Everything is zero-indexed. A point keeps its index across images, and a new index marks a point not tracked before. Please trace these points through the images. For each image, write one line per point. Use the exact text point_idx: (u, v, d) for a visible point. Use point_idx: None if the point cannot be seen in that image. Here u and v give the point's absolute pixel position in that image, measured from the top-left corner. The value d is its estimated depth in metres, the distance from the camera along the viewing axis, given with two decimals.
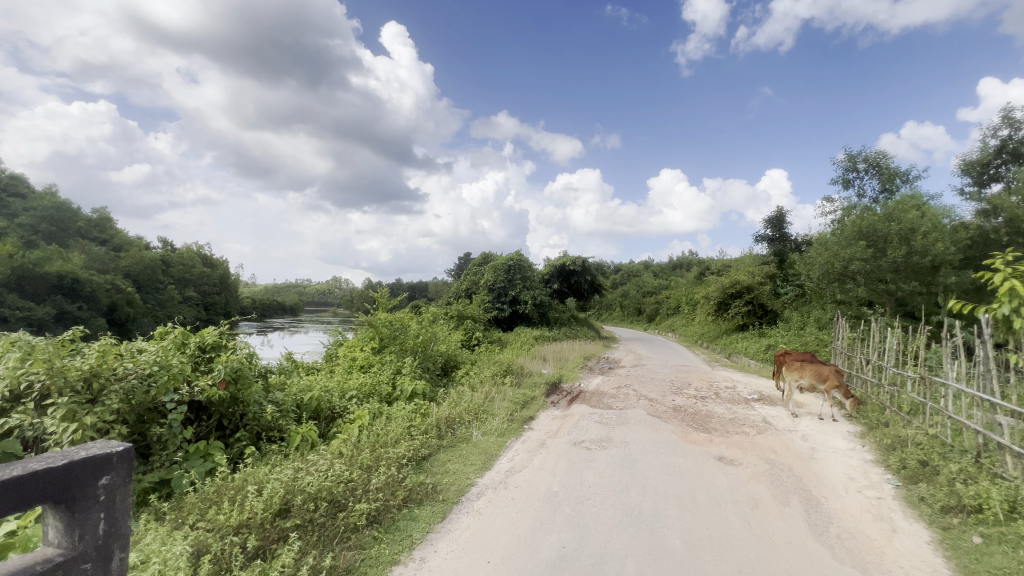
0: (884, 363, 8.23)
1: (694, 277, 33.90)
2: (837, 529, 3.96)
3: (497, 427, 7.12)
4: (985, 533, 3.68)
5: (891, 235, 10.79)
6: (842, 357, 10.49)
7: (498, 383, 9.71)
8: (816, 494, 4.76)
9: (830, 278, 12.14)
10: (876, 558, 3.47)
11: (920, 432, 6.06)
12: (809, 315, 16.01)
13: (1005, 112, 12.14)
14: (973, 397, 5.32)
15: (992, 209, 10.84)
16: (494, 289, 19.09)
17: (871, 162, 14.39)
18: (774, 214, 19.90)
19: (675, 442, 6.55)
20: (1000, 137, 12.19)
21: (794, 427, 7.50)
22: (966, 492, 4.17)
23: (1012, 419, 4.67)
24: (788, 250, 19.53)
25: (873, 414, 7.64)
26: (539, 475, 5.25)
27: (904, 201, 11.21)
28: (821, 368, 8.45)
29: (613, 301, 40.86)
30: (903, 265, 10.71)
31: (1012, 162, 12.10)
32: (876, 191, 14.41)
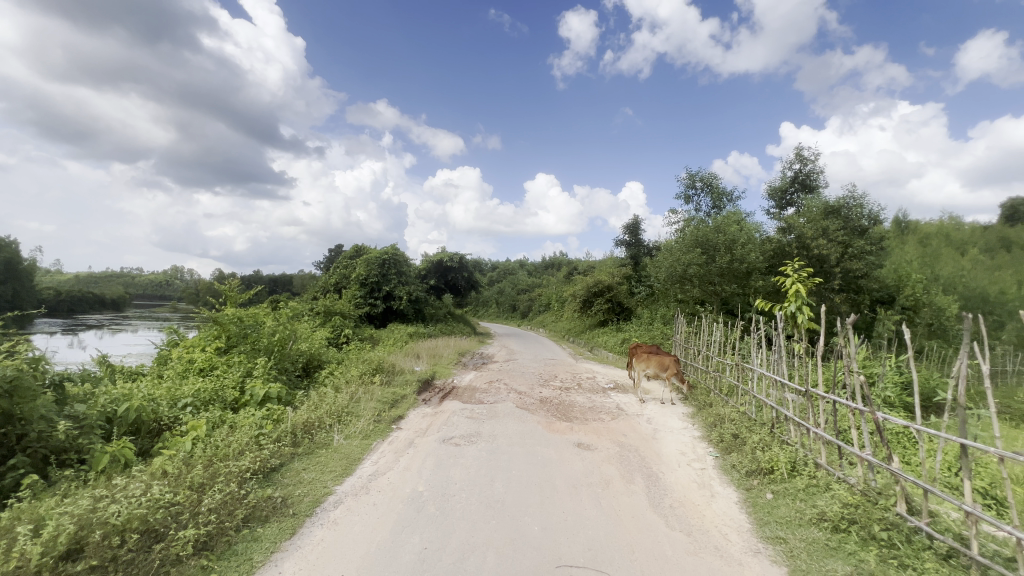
0: (711, 353, 9.67)
1: (563, 277, 36.25)
2: (671, 499, 4.51)
3: (362, 429, 6.73)
4: (775, 490, 4.51)
5: (719, 245, 12.72)
6: (680, 348, 12.08)
7: (366, 383, 9.19)
8: (656, 470, 5.39)
9: (673, 280, 13.88)
10: (698, 521, 4.02)
11: (734, 411, 7.23)
12: (656, 312, 18.18)
13: (798, 150, 15.16)
14: (770, 379, 6.52)
15: (788, 227, 13.45)
16: (366, 283, 18.05)
17: (706, 182, 16.81)
18: (632, 222, 21.93)
19: (539, 432, 6.88)
20: (795, 169, 15.17)
21: (641, 412, 8.43)
22: (763, 457, 5.06)
23: (796, 395, 5.82)
24: (641, 255, 21.67)
25: (701, 397, 8.95)
26: (405, 476, 5.08)
27: (729, 217, 13.30)
28: (663, 358, 9.62)
29: (489, 298, 41.78)
30: (727, 270, 12.72)
31: (802, 191, 15.13)
32: (709, 207, 16.88)
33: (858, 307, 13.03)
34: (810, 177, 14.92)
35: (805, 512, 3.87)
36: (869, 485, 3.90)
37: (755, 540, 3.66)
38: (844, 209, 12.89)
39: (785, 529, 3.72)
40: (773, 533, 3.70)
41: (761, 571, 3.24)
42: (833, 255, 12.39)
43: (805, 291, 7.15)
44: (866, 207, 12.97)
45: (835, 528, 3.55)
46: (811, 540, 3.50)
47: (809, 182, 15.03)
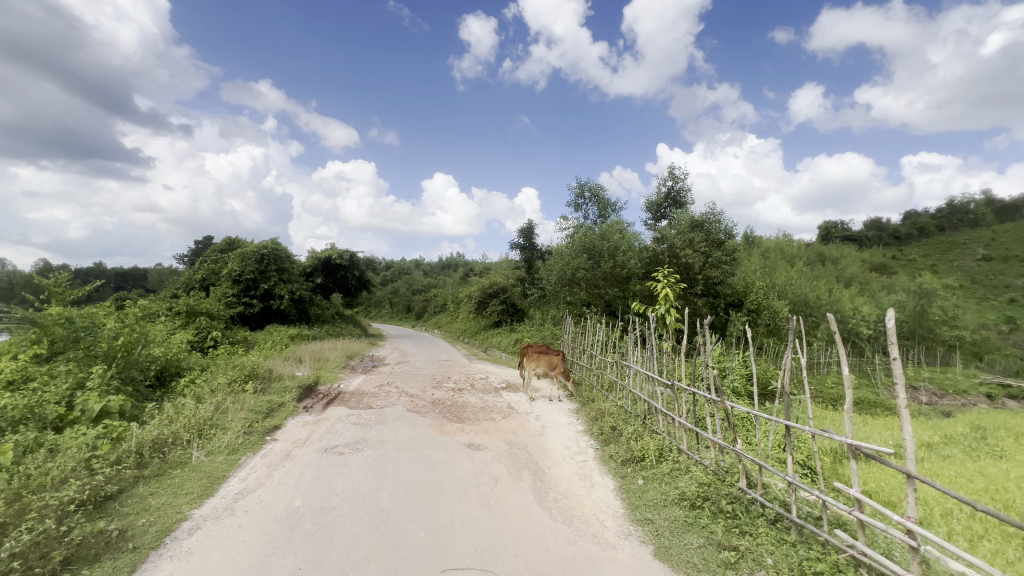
0: (594, 351, 10.36)
1: (459, 278, 36.19)
2: (555, 492, 4.73)
3: (228, 443, 6.00)
4: (645, 476, 4.95)
5: (603, 251, 13.69)
6: (568, 347, 12.75)
7: (235, 391, 8.23)
8: (542, 465, 5.60)
9: (563, 283, 14.63)
10: (579, 510, 4.27)
11: (613, 405, 7.81)
12: (547, 314, 18.99)
13: (671, 169, 16.93)
14: (643, 375, 7.18)
15: (661, 237, 14.93)
16: (239, 280, 16.23)
17: (593, 192, 17.98)
18: (526, 226, 22.65)
19: (430, 435, 6.75)
20: (668, 186, 16.91)
21: (530, 410, 8.72)
22: (636, 446, 5.53)
23: (664, 389, 6.47)
24: (534, 258, 22.44)
25: (585, 393, 9.56)
26: (279, 492, 4.63)
27: (613, 225, 14.39)
28: (552, 358, 10.09)
29: (382, 298, 40.13)
30: (610, 275, 13.77)
31: (673, 206, 16.93)
32: (595, 215, 18.08)
33: (715, 309, 14.96)
34: (680, 194, 16.76)
35: (668, 493, 4.31)
36: (719, 465, 4.48)
37: (627, 524, 3.97)
38: (706, 223, 14.70)
39: (652, 511, 4.09)
40: (643, 516, 4.05)
41: (632, 551, 3.52)
42: (697, 264, 14.04)
43: (672, 294, 8.12)
44: (723, 223, 14.94)
45: (692, 505, 3.99)
46: (673, 518, 3.90)
47: (679, 198, 16.87)
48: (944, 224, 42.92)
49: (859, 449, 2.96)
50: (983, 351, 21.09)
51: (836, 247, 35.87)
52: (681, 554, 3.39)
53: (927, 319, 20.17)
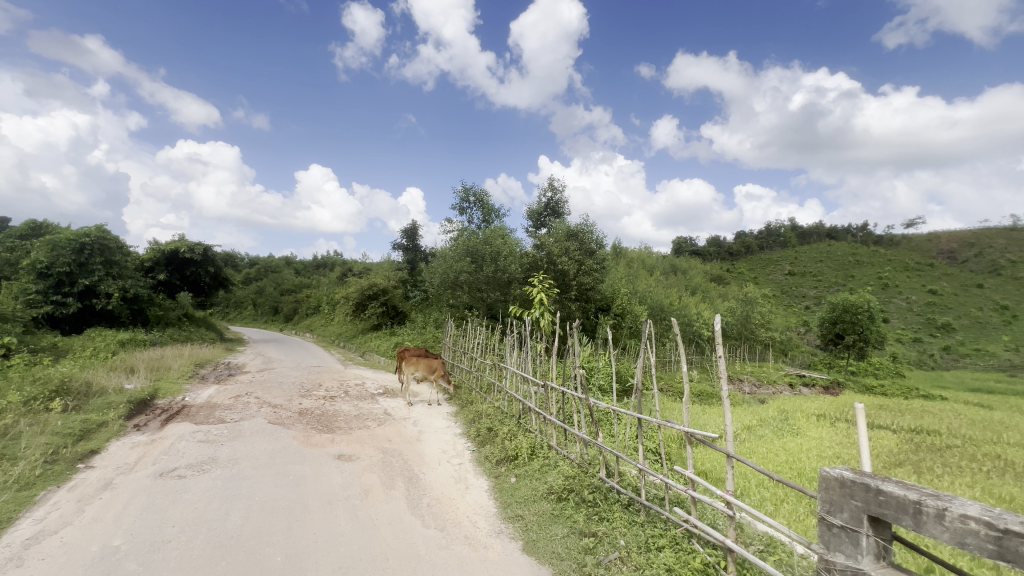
0: (474, 354, 10.48)
1: (335, 278, 33.88)
2: (428, 498, 4.65)
3: (20, 477, 4.83)
4: (517, 473, 5.14)
5: (486, 255, 13.98)
6: (449, 351, 12.71)
7: (35, 411, 6.65)
8: (417, 472, 5.48)
9: (445, 286, 14.57)
10: (452, 514, 4.27)
11: (490, 406, 7.98)
12: (430, 317, 18.73)
13: (551, 181, 17.93)
14: (519, 376, 7.46)
15: (540, 244, 15.68)
16: (48, 274, 13.21)
17: (478, 197, 18.23)
18: (410, 227, 22.07)
19: (294, 448, 6.18)
20: (548, 197, 17.88)
21: (408, 415, 8.49)
22: (510, 446, 5.71)
23: (537, 388, 6.80)
24: (418, 260, 21.96)
25: (464, 396, 9.64)
26: (92, 529, 3.84)
27: (495, 231, 14.75)
28: (432, 361, 10.00)
29: (244, 298, 35.78)
30: (492, 279, 14.09)
31: (552, 215, 17.93)
32: (479, 220, 18.34)
33: (585, 314, 16.18)
34: (558, 204, 17.83)
35: (538, 488, 4.52)
36: (582, 458, 4.84)
37: (499, 522, 4.07)
38: (580, 233, 15.82)
39: (522, 508, 4.24)
40: (513, 513, 4.18)
41: (502, 548, 3.62)
42: (571, 271, 15.06)
43: (545, 298, 8.70)
44: (595, 234, 16.22)
45: (559, 498, 4.23)
46: (541, 512, 4.09)
47: (557, 208, 17.93)
48: (763, 244, 52.04)
49: (692, 435, 3.43)
50: (787, 348, 26.00)
51: (685, 259, 41.24)
52: (547, 546, 3.57)
53: (749, 322, 24.23)
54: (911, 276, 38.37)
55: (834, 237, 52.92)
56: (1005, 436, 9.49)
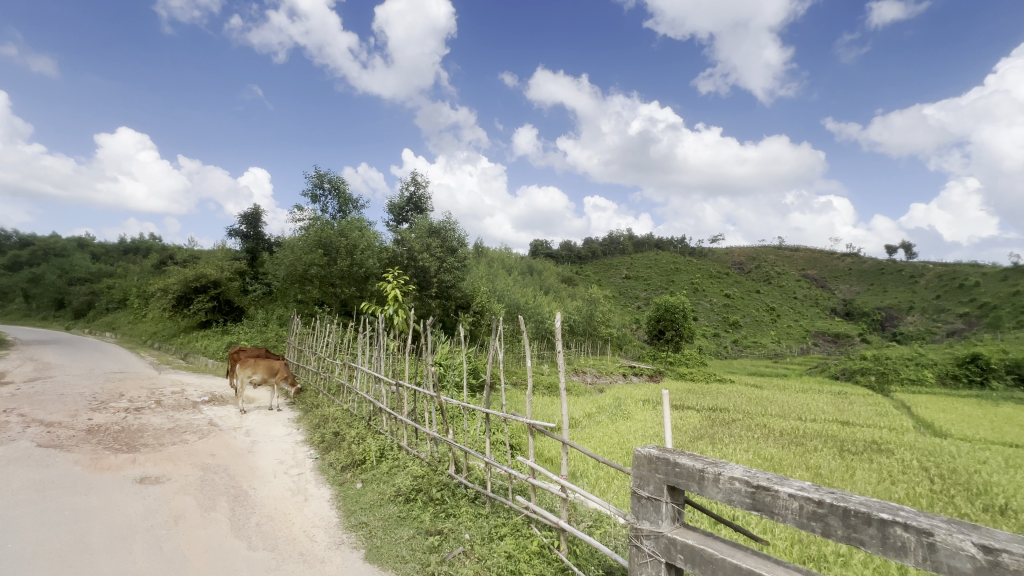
0: (323, 354, 9.70)
1: (150, 267, 28.28)
2: (257, 517, 4.13)
3: None
4: (364, 478, 4.88)
5: (340, 248, 13.07)
6: (294, 351, 11.58)
7: None
8: (246, 488, 4.83)
9: (292, 279, 13.18)
10: (285, 532, 3.86)
11: (338, 409, 7.46)
12: (273, 314, 16.84)
13: (414, 175, 17.53)
14: (370, 375, 7.11)
15: (401, 239, 15.24)
16: None
17: (333, 185, 16.90)
18: (251, 212, 19.51)
19: (75, 476, 4.95)
20: (410, 191, 17.45)
21: (239, 425, 7.46)
22: (357, 450, 5.40)
23: (390, 388, 6.54)
24: (260, 250, 19.50)
25: (309, 399, 8.86)
26: None
27: (352, 223, 13.88)
28: (273, 362, 8.95)
29: (9, 288, 27.72)
30: (347, 273, 13.25)
31: (414, 211, 17.54)
32: (335, 210, 17.02)
33: (446, 312, 16.16)
34: (421, 200, 17.53)
35: (386, 492, 4.34)
36: (432, 457, 4.82)
37: (339, 533, 3.81)
38: (442, 231, 15.90)
39: (367, 513, 4.04)
40: (357, 520, 3.96)
41: (341, 561, 3.40)
42: (432, 268, 14.93)
43: (400, 296, 8.52)
44: (457, 233, 16.37)
45: (406, 499, 4.13)
46: (387, 516, 3.94)
47: (420, 204, 17.61)
48: (606, 251, 58.27)
49: (533, 425, 3.66)
50: (623, 343, 29.52)
51: (540, 261, 43.96)
52: (391, 550, 3.45)
53: (593, 321, 26.90)
54: (714, 282, 46.76)
55: (661, 247, 61.81)
56: (770, 409, 12.18)
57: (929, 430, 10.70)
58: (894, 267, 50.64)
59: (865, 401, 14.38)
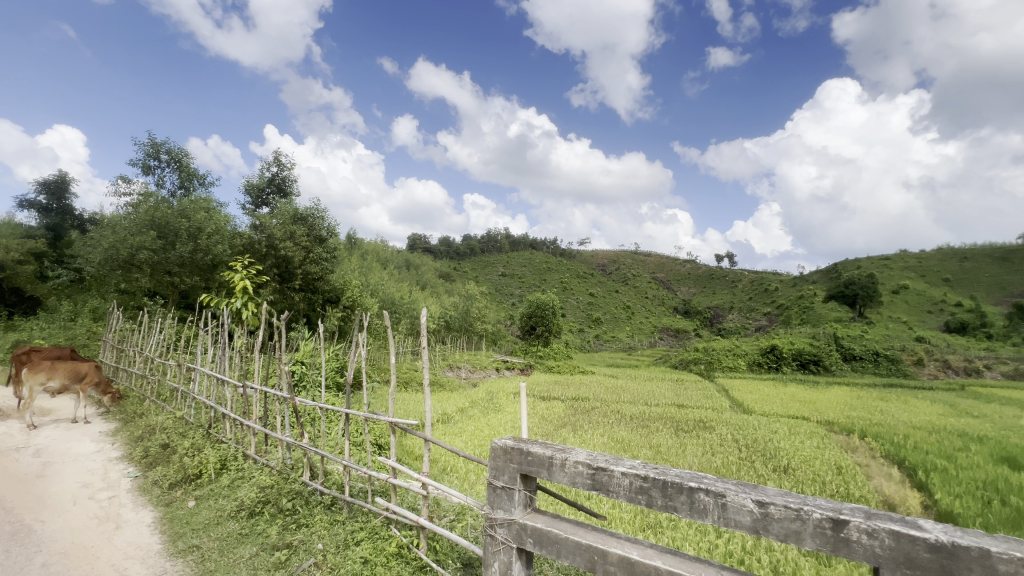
0: (151, 354, 8.23)
1: None
2: (45, 556, 3.35)
3: None
4: (197, 495, 4.25)
5: (181, 230, 11.26)
6: (111, 351, 9.65)
7: None
8: (29, 523, 3.86)
9: (112, 264, 10.95)
10: (86, 569, 3.19)
11: (168, 417, 6.39)
12: (83, 306, 13.81)
13: (276, 154, 15.81)
14: (211, 377, 6.22)
15: (259, 225, 13.67)
16: None
17: (174, 156, 14.43)
18: (55, 179, 15.79)
19: None
20: (272, 172, 15.71)
21: (25, 443, 5.96)
22: (190, 464, 4.69)
23: (236, 390, 5.79)
24: (66, 227, 15.90)
25: (131, 407, 7.46)
26: None
27: (198, 202, 12.04)
28: (79, 365, 7.29)
29: None
30: (188, 260, 11.46)
31: (276, 193, 15.84)
32: (174, 185, 14.55)
33: (313, 307, 14.87)
34: (285, 182, 15.90)
35: (225, 508, 3.84)
36: (285, 464, 4.40)
37: (162, 563, 3.27)
38: (309, 218, 14.63)
39: (200, 534, 3.54)
40: (185, 544, 3.44)
41: None
42: (297, 258, 13.65)
43: (251, 287, 7.58)
44: (326, 221, 15.21)
45: (251, 514, 3.70)
46: (225, 535, 3.49)
47: (283, 187, 15.96)
48: (484, 248, 59.32)
49: (396, 423, 3.57)
50: (497, 338, 30.37)
51: (418, 255, 43.05)
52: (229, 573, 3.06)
53: (468, 316, 27.18)
54: (580, 282, 50.60)
55: (535, 246, 64.93)
56: (623, 396, 13.59)
57: (740, 408, 12.97)
58: (720, 273, 60.24)
59: (695, 386, 16.89)
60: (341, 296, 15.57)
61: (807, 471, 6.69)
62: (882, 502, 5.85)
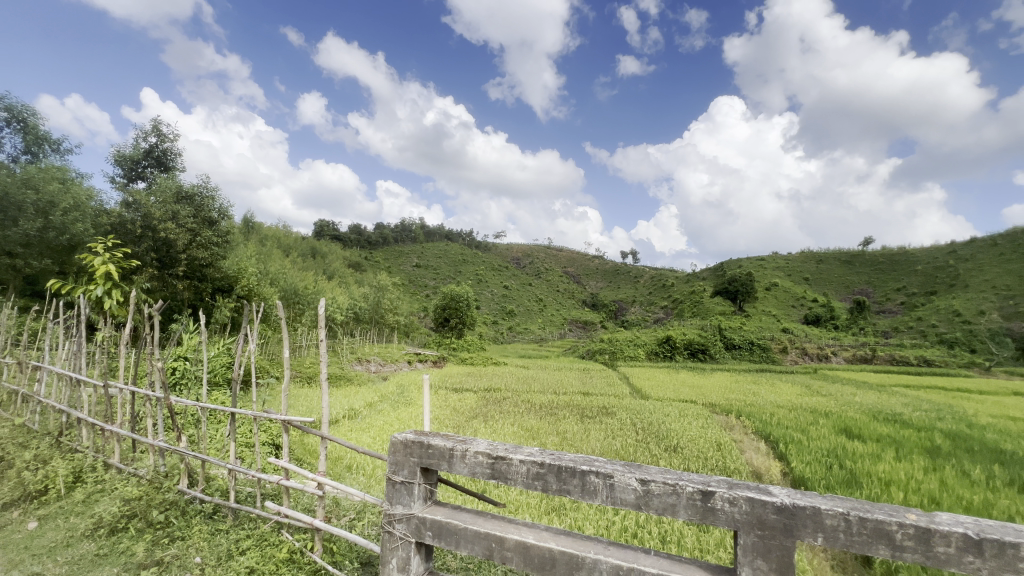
0: None
1: None
2: None
3: None
4: (41, 515, 3.61)
5: (26, 204, 9.48)
6: None
7: None
8: None
9: None
10: None
11: (4, 425, 5.36)
12: None
13: (156, 122, 13.87)
14: (63, 377, 5.32)
15: (133, 202, 11.94)
16: None
17: (17, 114, 12.04)
18: None
19: None
20: (149, 142, 13.75)
21: None
22: (32, 479, 3.98)
23: (95, 391, 5.01)
24: None
25: None
26: None
27: (50, 171, 10.20)
28: None
29: None
30: (36, 239, 9.69)
31: (155, 167, 13.91)
32: (18, 150, 12.16)
33: (200, 296, 13.29)
34: (166, 155, 14.03)
35: (78, 527, 3.29)
36: (157, 471, 3.92)
37: None
38: (196, 198, 13.08)
39: (43, 559, 3.00)
40: (22, 573, 2.91)
41: None
42: (181, 241, 12.14)
43: (117, 273, 6.55)
44: (217, 202, 13.72)
45: (111, 531, 3.23)
46: (76, 558, 2.98)
47: (163, 160, 14.06)
48: (398, 237, 57.46)
49: (290, 421, 3.34)
50: (409, 330, 29.65)
51: (326, 243, 40.61)
52: None
53: (379, 308, 26.21)
54: (495, 274, 51.05)
55: (450, 238, 64.25)
56: (534, 386, 14.01)
57: (639, 394, 14.02)
58: (624, 268, 64.35)
59: (600, 375, 17.92)
60: (234, 284, 14.16)
61: (692, 449, 7.43)
62: (751, 472, 6.68)
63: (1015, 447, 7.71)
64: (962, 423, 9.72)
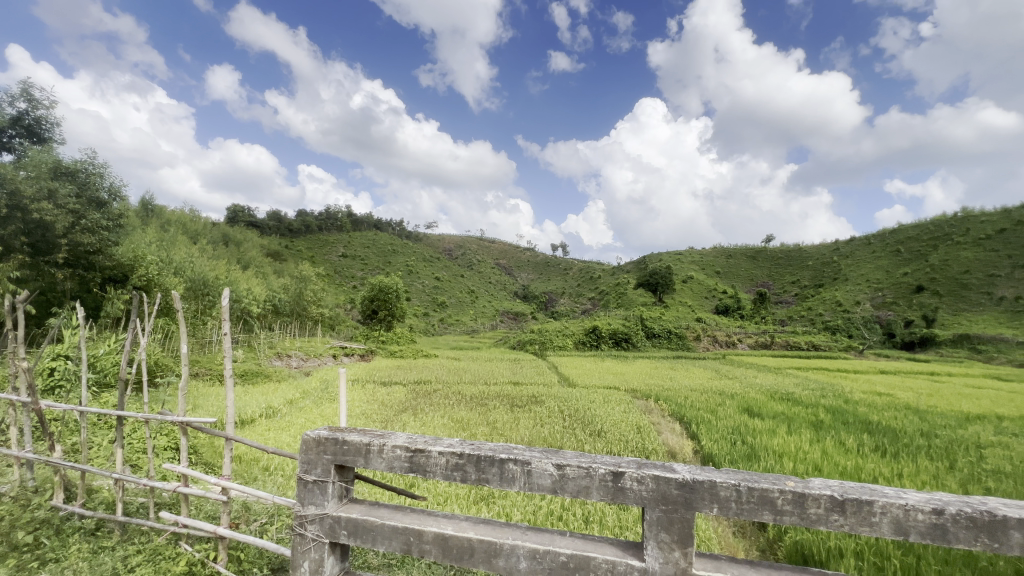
0: None
1: None
2: None
3: None
4: None
5: None
6: None
7: None
8: None
9: None
10: None
11: None
12: None
13: (26, 86, 11.95)
14: None
15: None
16: None
17: None
18: None
19: None
20: (17, 108, 11.83)
21: None
22: None
23: None
24: None
25: None
26: None
27: None
28: None
29: None
30: None
31: (26, 138, 12.01)
32: None
33: (86, 287, 11.85)
34: (41, 125, 12.17)
35: None
36: (25, 486, 3.41)
37: None
38: (79, 175, 11.52)
39: None
40: None
41: None
42: (60, 224, 10.60)
43: None
44: (106, 180, 12.21)
45: None
46: None
47: (37, 130, 12.19)
48: (322, 225, 54.47)
49: (189, 423, 3.06)
50: (335, 323, 28.31)
51: (240, 230, 37.56)
52: None
53: (301, 300, 24.75)
54: (426, 265, 50.07)
55: (379, 227, 61.98)
56: (465, 378, 13.99)
57: (567, 382, 14.48)
58: (554, 261, 65.91)
59: (531, 364, 18.26)
60: (129, 274, 12.66)
61: (615, 432, 7.82)
62: (667, 452, 7.18)
63: (880, 418, 8.94)
64: (842, 399, 11.09)
